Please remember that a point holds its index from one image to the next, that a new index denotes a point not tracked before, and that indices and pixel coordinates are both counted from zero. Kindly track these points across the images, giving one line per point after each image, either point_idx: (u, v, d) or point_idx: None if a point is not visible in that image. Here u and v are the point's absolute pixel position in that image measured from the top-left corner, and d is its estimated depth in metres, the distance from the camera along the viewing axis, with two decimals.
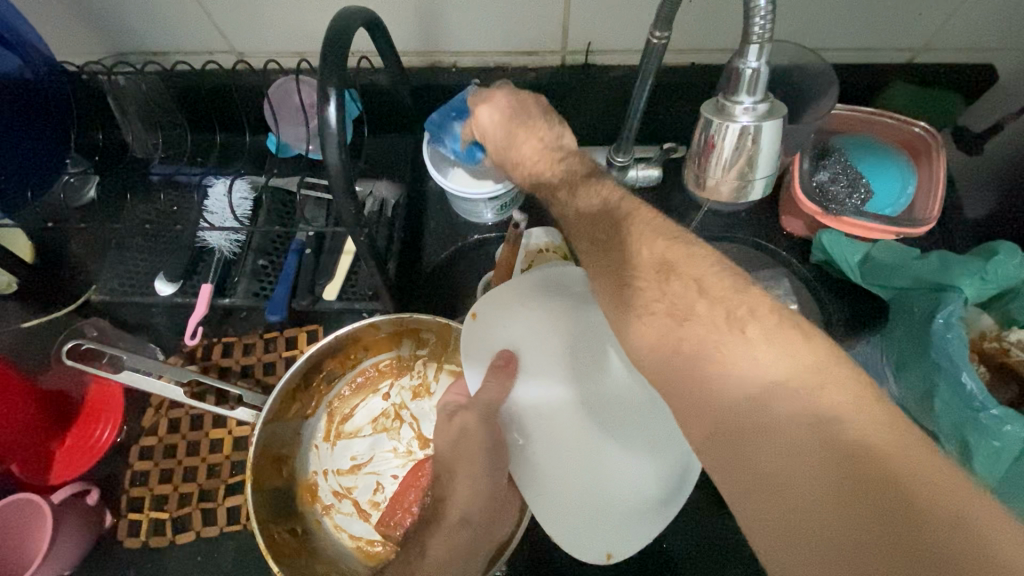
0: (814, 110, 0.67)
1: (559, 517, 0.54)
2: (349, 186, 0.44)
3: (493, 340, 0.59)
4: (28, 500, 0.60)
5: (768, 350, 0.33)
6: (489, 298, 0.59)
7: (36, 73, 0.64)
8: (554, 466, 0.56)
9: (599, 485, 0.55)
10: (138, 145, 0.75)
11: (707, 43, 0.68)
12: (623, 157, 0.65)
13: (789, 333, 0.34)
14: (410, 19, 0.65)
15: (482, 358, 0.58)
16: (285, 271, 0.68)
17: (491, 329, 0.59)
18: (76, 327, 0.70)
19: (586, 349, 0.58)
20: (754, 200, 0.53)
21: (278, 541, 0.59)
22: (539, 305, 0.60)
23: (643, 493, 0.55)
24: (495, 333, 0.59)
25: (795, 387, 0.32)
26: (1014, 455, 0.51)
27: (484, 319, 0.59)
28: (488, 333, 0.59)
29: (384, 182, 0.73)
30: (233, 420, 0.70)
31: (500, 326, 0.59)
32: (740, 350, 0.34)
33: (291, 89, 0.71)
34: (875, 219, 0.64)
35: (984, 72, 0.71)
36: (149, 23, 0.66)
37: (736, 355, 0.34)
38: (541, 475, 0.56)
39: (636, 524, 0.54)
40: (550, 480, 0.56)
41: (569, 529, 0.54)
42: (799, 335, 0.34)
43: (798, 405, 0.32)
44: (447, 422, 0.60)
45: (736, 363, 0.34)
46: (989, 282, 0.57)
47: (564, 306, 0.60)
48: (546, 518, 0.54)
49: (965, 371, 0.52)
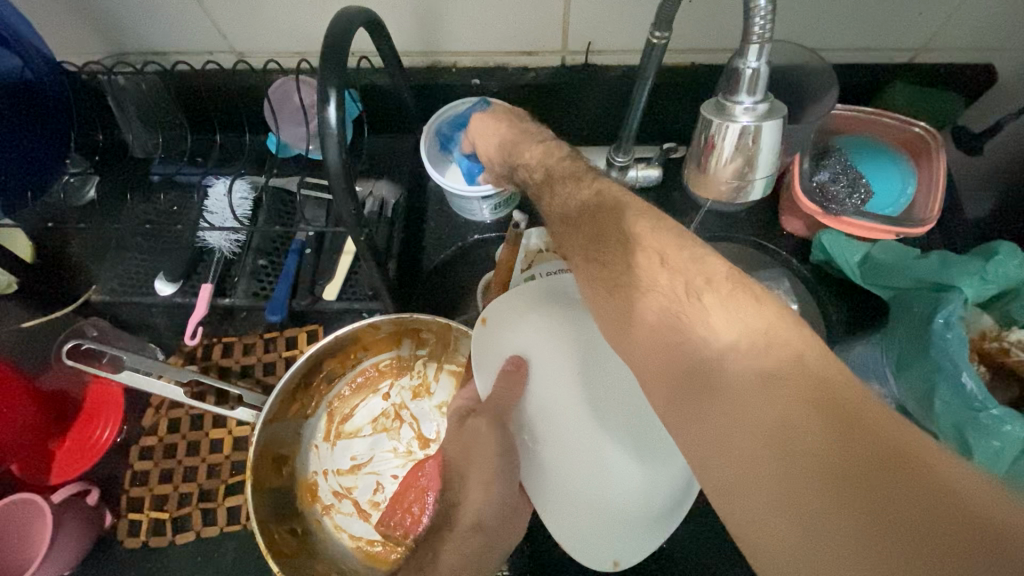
0: (814, 112, 0.67)
1: (567, 526, 0.53)
2: (349, 187, 0.44)
3: (499, 347, 0.58)
4: (28, 500, 0.60)
5: (721, 315, 0.33)
6: (498, 303, 0.60)
7: (37, 73, 0.64)
8: (564, 475, 0.53)
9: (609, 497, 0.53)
10: (138, 145, 0.76)
11: (707, 43, 0.68)
12: (623, 156, 0.65)
13: (741, 297, 0.34)
14: (410, 19, 0.65)
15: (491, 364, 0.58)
16: (285, 271, 0.68)
17: (498, 337, 0.58)
18: (76, 327, 0.70)
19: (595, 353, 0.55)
20: (754, 200, 0.53)
21: (279, 541, 0.59)
22: (543, 310, 0.58)
23: (652, 503, 0.53)
24: (501, 340, 0.58)
25: (749, 350, 0.32)
26: (1014, 455, 0.51)
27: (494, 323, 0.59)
28: (493, 337, 0.58)
29: (384, 182, 0.73)
30: (233, 420, 0.69)
31: (508, 332, 0.58)
32: (698, 318, 0.34)
33: (291, 90, 0.71)
34: (874, 219, 0.64)
35: (984, 73, 0.70)
36: (149, 23, 0.66)
37: (694, 320, 0.34)
38: (548, 484, 0.54)
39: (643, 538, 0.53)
40: (558, 490, 0.53)
41: (577, 538, 0.53)
42: (756, 302, 0.34)
43: (757, 375, 0.31)
44: (459, 427, 0.59)
45: (693, 329, 0.34)
46: (989, 282, 0.57)
47: (568, 310, 0.58)
48: (555, 526, 0.53)
49: (965, 371, 0.52)
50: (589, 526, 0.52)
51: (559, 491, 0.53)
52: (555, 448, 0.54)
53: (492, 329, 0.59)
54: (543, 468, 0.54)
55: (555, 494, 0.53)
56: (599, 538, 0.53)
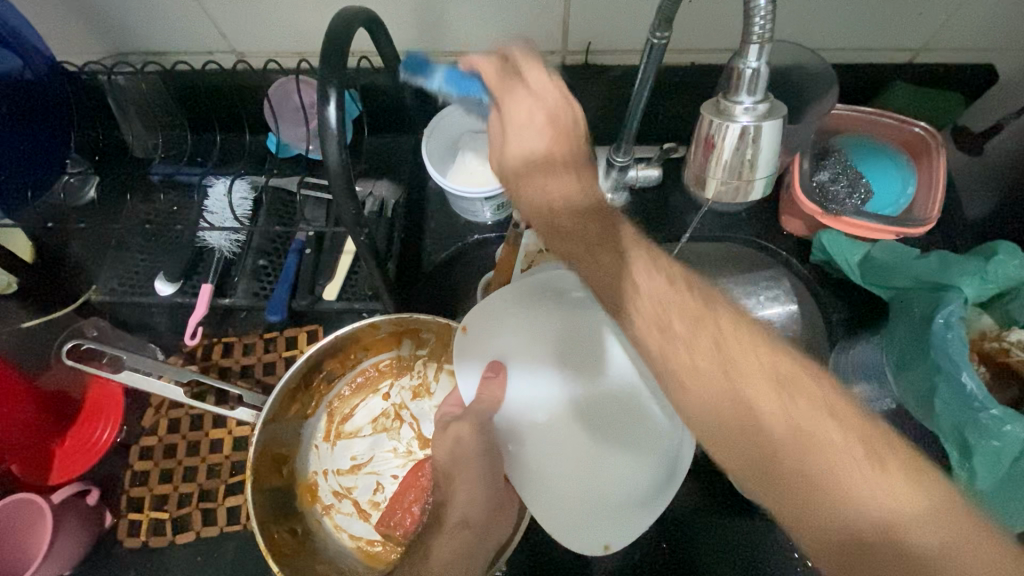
0: (813, 112, 0.67)
1: (556, 515, 0.55)
2: (349, 187, 0.44)
3: (485, 348, 0.60)
4: (28, 500, 0.60)
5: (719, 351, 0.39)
6: (478, 310, 0.61)
7: (36, 73, 0.64)
8: (552, 465, 0.57)
9: (597, 483, 0.56)
10: (138, 145, 0.76)
11: (707, 43, 0.68)
12: (623, 156, 0.65)
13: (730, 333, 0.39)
14: (411, 19, 0.65)
15: (475, 366, 0.60)
16: (285, 271, 0.68)
17: (482, 337, 0.60)
18: (76, 327, 0.71)
19: (580, 354, 0.59)
20: (755, 200, 0.53)
21: (278, 541, 0.59)
22: (529, 311, 0.61)
23: (639, 487, 0.55)
24: (486, 341, 0.60)
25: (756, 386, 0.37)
26: (1014, 455, 0.51)
27: (475, 332, 0.60)
28: (476, 340, 0.60)
29: (384, 182, 0.73)
30: (232, 420, 0.69)
31: (492, 335, 0.60)
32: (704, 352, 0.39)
33: (291, 90, 0.71)
34: (875, 219, 0.64)
35: (983, 74, 0.71)
36: (149, 23, 0.66)
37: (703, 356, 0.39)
38: (536, 476, 0.56)
39: (635, 519, 0.54)
40: (547, 479, 0.56)
41: (567, 526, 0.54)
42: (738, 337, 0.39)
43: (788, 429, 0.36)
44: (442, 431, 0.59)
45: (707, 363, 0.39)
46: (989, 282, 0.57)
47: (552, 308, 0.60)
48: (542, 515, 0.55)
49: (965, 371, 0.51)
50: (577, 512, 0.55)
51: (549, 480, 0.56)
52: (541, 439, 0.58)
53: (476, 333, 0.60)
54: (530, 459, 0.57)
55: (542, 483, 0.56)
56: (589, 526, 0.54)
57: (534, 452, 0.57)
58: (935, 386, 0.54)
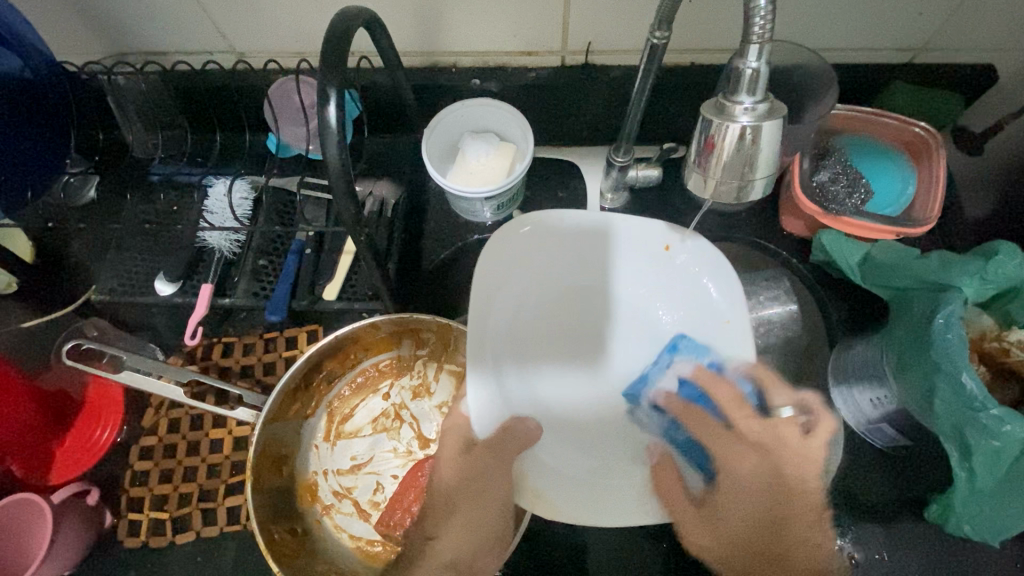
0: (815, 110, 0.67)
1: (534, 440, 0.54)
2: (349, 187, 0.44)
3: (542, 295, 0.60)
4: (29, 500, 0.60)
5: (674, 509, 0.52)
6: (518, 262, 0.59)
7: (37, 73, 0.64)
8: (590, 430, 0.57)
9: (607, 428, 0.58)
10: (138, 145, 0.75)
11: (707, 43, 0.68)
12: (623, 156, 0.65)
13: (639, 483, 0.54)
14: (411, 21, 0.65)
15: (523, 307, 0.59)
16: (285, 271, 0.68)
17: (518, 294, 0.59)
18: (77, 326, 0.71)
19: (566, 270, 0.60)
20: (755, 201, 0.52)
21: (279, 541, 0.59)
22: (557, 251, 0.60)
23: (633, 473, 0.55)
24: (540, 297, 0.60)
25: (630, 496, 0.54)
26: (1014, 454, 0.51)
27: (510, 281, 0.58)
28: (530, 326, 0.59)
29: (384, 182, 0.74)
30: (233, 420, 0.69)
31: (534, 272, 0.60)
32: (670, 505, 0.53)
33: (291, 90, 0.71)
34: (872, 219, 0.65)
35: (984, 73, 0.70)
36: (151, 25, 0.66)
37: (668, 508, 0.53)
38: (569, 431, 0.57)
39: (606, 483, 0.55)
40: (518, 243, 0.58)
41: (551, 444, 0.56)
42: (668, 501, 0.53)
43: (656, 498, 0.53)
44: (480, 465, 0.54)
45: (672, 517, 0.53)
46: (989, 282, 0.56)
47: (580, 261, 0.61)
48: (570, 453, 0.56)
49: (966, 371, 0.51)
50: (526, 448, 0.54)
51: (550, 253, 0.60)
52: (638, 280, 0.61)
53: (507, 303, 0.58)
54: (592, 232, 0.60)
55: (518, 291, 0.59)
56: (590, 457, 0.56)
57: (630, 242, 0.60)
58: (934, 386, 0.54)
